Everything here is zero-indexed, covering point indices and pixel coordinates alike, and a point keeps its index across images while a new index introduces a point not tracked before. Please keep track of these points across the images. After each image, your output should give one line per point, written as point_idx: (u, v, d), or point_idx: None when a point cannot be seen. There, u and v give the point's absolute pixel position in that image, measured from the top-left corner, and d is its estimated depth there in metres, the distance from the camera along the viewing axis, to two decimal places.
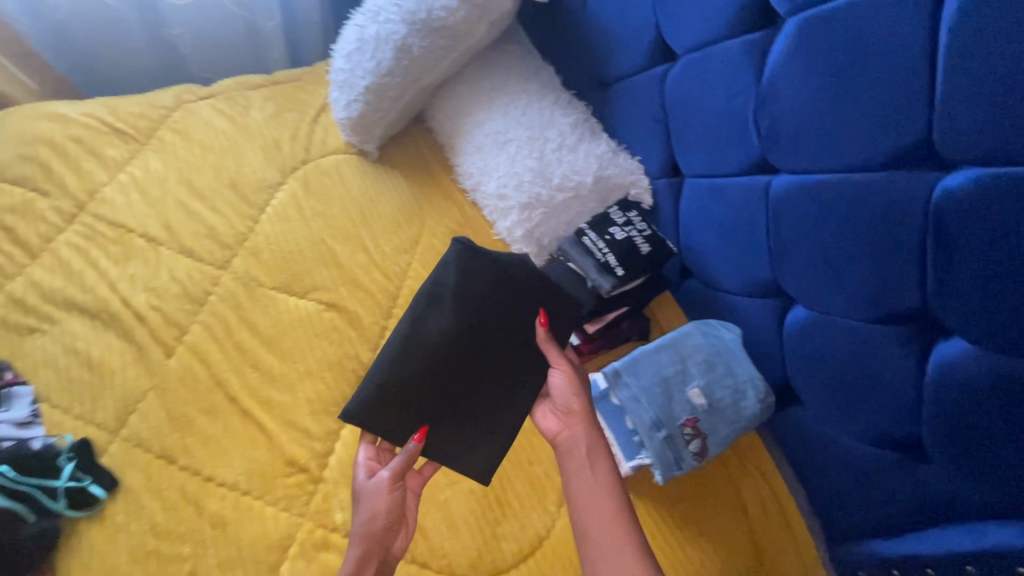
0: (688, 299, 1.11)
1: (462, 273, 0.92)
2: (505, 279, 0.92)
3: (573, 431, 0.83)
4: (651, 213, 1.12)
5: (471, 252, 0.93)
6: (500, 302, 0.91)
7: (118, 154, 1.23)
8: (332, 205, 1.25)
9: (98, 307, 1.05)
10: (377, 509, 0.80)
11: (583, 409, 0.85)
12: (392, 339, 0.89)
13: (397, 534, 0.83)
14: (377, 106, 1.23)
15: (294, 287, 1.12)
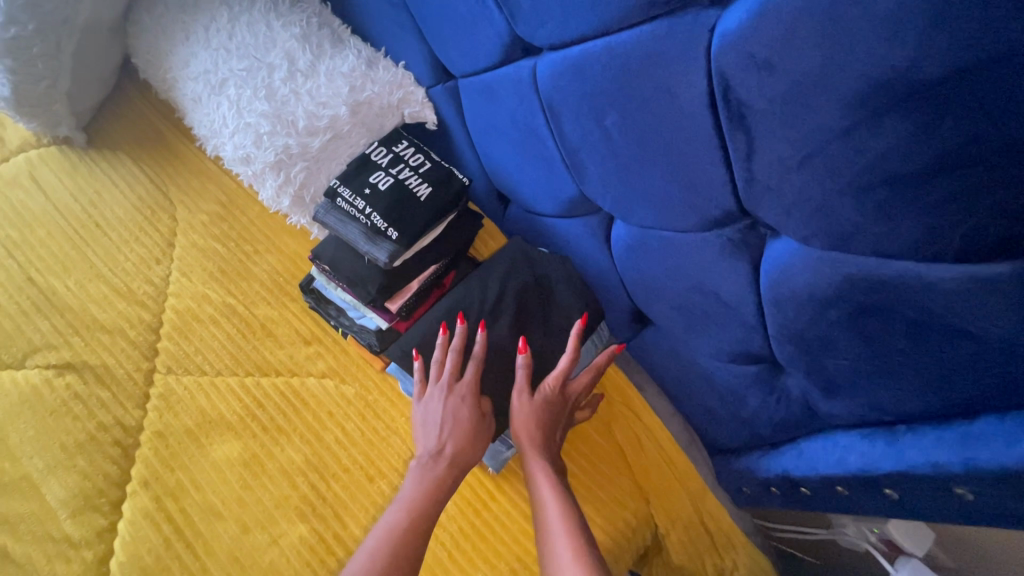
0: (516, 230, 0.90)
1: (510, 261, 0.79)
2: (531, 275, 0.78)
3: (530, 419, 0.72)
4: (441, 132, 0.86)
5: (518, 253, 0.80)
6: (531, 285, 0.78)
7: None
8: (34, 227, 0.93)
9: None
10: (459, 417, 0.71)
11: (551, 399, 0.73)
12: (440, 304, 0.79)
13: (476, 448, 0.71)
14: (32, 73, 0.87)
15: (5, 355, 0.84)
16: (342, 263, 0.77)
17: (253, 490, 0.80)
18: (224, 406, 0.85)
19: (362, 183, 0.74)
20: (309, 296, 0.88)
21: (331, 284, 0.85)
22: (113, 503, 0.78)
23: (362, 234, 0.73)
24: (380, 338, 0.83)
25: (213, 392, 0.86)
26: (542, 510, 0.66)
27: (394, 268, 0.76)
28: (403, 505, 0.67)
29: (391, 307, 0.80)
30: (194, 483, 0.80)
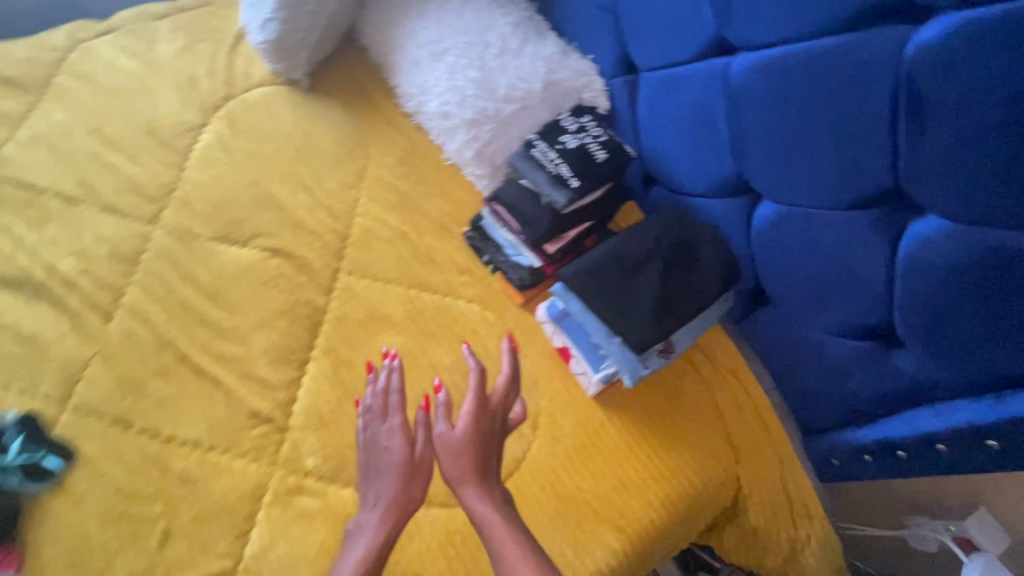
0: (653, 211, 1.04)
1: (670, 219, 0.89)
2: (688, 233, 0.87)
3: (422, 465, 0.80)
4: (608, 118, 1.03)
5: (676, 215, 0.89)
6: (687, 241, 0.86)
7: (15, 107, 1.13)
8: (264, 143, 1.16)
9: (22, 277, 0.98)
10: (395, 496, 0.78)
11: (433, 454, 0.82)
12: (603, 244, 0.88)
13: (414, 488, 0.79)
14: (296, 24, 1.12)
15: (234, 235, 1.06)
16: (520, 204, 0.94)
17: (410, 376, 0.97)
18: (391, 308, 1.02)
19: (555, 140, 0.90)
20: (473, 231, 1.07)
21: (498, 224, 1.03)
22: (301, 362, 0.96)
23: (546, 180, 0.89)
24: (531, 274, 1.00)
25: (384, 296, 1.03)
26: (485, 530, 0.75)
27: (563, 215, 0.92)
28: (361, 542, 0.76)
29: (549, 248, 0.97)
30: (364, 361, 0.97)
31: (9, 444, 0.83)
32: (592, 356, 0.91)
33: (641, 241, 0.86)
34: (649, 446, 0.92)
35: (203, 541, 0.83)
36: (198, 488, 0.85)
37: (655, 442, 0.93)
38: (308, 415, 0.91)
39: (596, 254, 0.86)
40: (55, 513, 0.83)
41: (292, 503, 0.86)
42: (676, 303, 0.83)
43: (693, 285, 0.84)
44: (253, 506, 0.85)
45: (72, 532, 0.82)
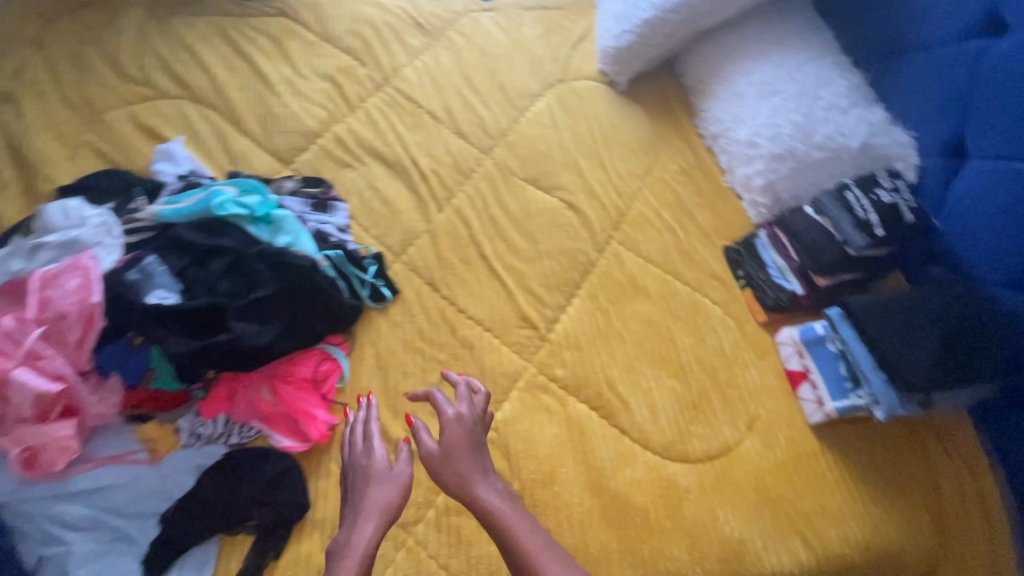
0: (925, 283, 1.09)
1: (958, 293, 0.99)
2: (975, 310, 0.97)
3: (376, 468, 0.83)
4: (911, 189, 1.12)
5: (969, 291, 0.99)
6: (971, 317, 0.97)
7: (417, 44, 1.50)
8: (581, 122, 1.40)
9: (393, 159, 1.30)
10: (391, 495, 0.80)
11: (376, 451, 0.85)
12: (889, 295, 1.01)
13: (374, 491, 0.81)
14: (647, 41, 1.37)
15: (542, 183, 1.29)
16: (813, 232, 1.11)
17: (653, 341, 1.10)
18: (649, 282, 1.18)
19: (871, 191, 1.07)
20: (742, 247, 1.21)
21: (770, 247, 1.17)
22: (569, 295, 1.14)
23: (851, 222, 1.07)
24: (790, 298, 1.12)
25: (645, 271, 1.19)
26: (499, 524, 0.77)
27: (851, 258, 1.08)
28: (349, 556, 0.73)
29: (820, 280, 1.10)
30: (619, 314, 1.13)
31: (367, 268, 1.11)
32: (838, 386, 1.03)
33: (926, 303, 0.98)
34: (864, 492, 0.99)
35: None
36: (473, 354, 1.06)
37: (872, 491, 0.99)
38: (566, 336, 1.09)
39: (884, 300, 1.01)
40: (374, 327, 1.07)
41: (539, 396, 1.02)
42: (949, 360, 0.95)
43: (970, 354, 0.95)
44: (509, 385, 1.03)
45: (381, 345, 1.05)
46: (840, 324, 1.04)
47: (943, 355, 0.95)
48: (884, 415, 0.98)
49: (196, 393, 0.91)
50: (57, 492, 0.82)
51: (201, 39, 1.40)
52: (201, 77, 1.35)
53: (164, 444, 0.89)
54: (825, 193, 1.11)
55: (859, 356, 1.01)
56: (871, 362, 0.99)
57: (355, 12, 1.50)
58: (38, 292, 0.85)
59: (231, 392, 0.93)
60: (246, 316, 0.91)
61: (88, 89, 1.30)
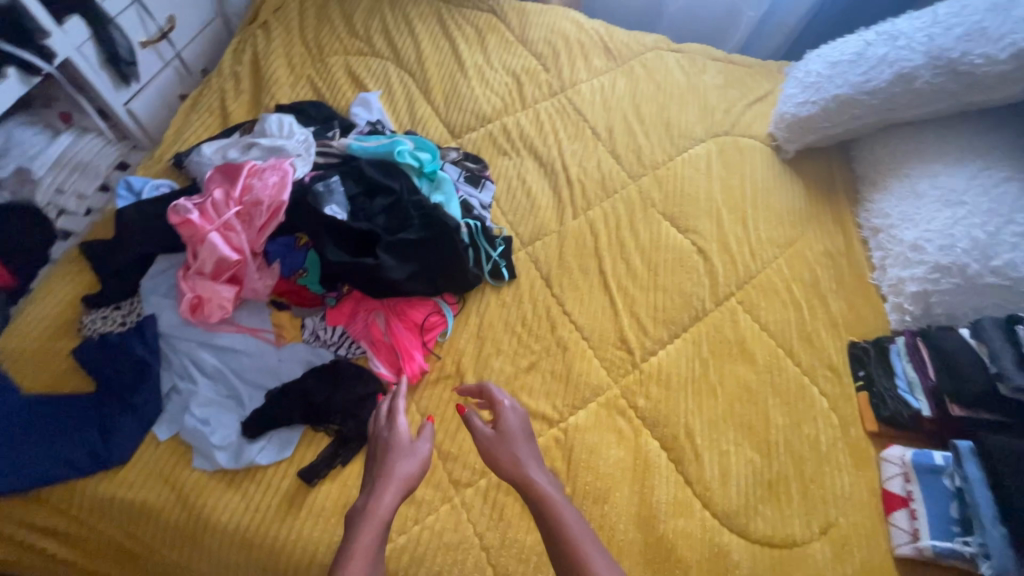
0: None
1: None
2: None
3: (399, 438, 0.85)
4: None
5: None
6: None
7: (600, 65, 1.58)
8: (735, 177, 1.40)
9: (547, 160, 1.38)
10: (411, 465, 0.81)
11: (398, 423, 0.87)
12: None
13: (400, 459, 0.82)
14: (830, 117, 1.33)
15: (679, 222, 1.30)
16: (962, 356, 1.02)
17: (744, 407, 1.06)
18: (758, 350, 1.14)
19: None
20: (872, 346, 1.13)
21: (907, 358, 1.09)
22: (673, 334, 1.14)
23: (1011, 358, 0.95)
24: (914, 416, 1.03)
25: (758, 338, 1.16)
26: (541, 500, 0.77)
27: (1001, 396, 0.96)
28: (371, 515, 0.73)
29: (954, 408, 1.00)
30: (717, 370, 1.10)
31: (496, 246, 1.18)
32: (942, 526, 0.92)
33: None
34: None
35: (547, 390, 1.05)
36: (565, 355, 1.09)
37: None
38: (658, 371, 1.09)
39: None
40: (485, 301, 1.14)
41: (615, 418, 1.03)
42: None
43: None
44: (590, 396, 1.05)
45: (486, 319, 1.12)
46: (967, 457, 0.93)
47: None
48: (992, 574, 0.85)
49: (329, 299, 1.03)
50: (203, 341, 0.98)
51: (419, 17, 1.60)
52: (409, 47, 1.54)
53: (289, 334, 1.01)
54: (989, 321, 1.02)
55: (979, 500, 0.89)
56: (992, 511, 0.88)
57: (554, 25, 1.63)
58: (245, 178, 1.03)
59: (356, 307, 1.04)
60: (392, 249, 1.02)
61: (320, 33, 1.53)
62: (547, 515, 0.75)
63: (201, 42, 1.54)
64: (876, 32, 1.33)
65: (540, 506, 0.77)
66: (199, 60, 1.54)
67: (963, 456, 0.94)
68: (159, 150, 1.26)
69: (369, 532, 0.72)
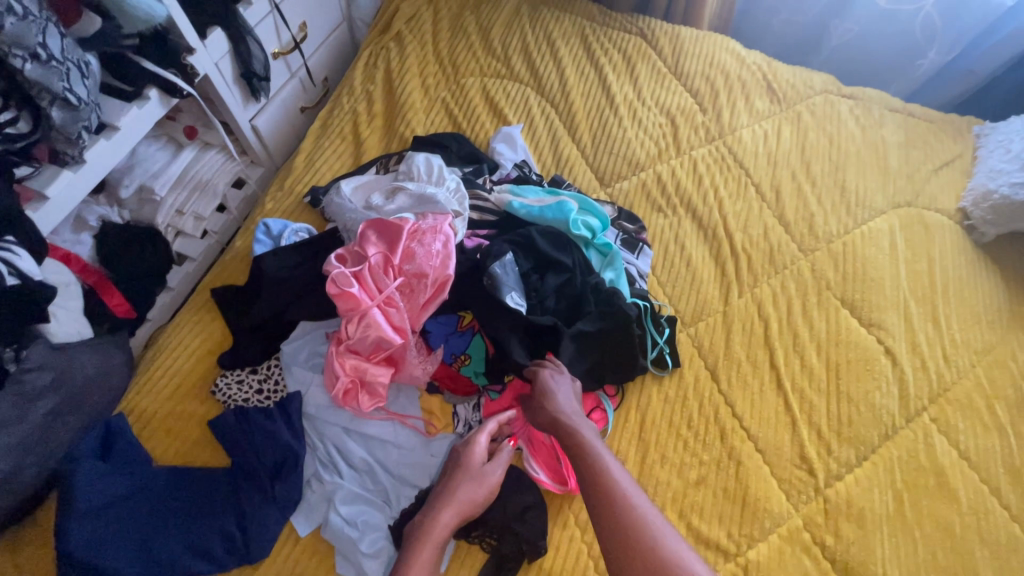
0: None
1: None
2: None
3: (467, 455, 0.82)
4: None
5: None
6: None
7: (763, 107, 1.39)
8: (922, 260, 1.21)
9: (708, 222, 1.22)
10: (476, 485, 0.80)
11: (474, 441, 0.83)
12: None
13: (464, 482, 0.80)
14: None
15: (860, 312, 1.14)
16: None
17: (950, 559, 0.91)
18: (961, 485, 0.98)
19: None
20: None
21: None
22: (861, 455, 0.99)
23: None
24: None
25: (960, 470, 1.00)
26: (612, 489, 0.72)
27: None
28: (427, 539, 0.74)
29: None
30: (916, 506, 0.95)
31: (662, 329, 1.04)
32: None
33: None
34: None
35: (720, 512, 0.92)
36: (739, 471, 0.96)
37: None
38: (849, 501, 0.94)
39: None
40: (646, 393, 1.02)
41: (802, 557, 0.89)
42: None
43: None
44: (772, 526, 0.91)
45: (648, 416, 0.99)
46: None
47: None
48: None
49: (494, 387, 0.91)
50: (350, 426, 0.88)
51: (562, 37, 1.44)
52: (551, 72, 1.38)
53: (441, 422, 0.90)
54: None
55: None
56: None
57: (711, 56, 1.44)
58: (406, 242, 0.91)
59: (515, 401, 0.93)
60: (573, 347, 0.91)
61: (455, 49, 1.38)
62: (603, 497, 0.72)
63: (326, 50, 1.41)
64: None
65: (595, 486, 0.73)
66: (322, 69, 1.42)
67: None
68: (290, 179, 1.14)
69: (425, 550, 0.73)
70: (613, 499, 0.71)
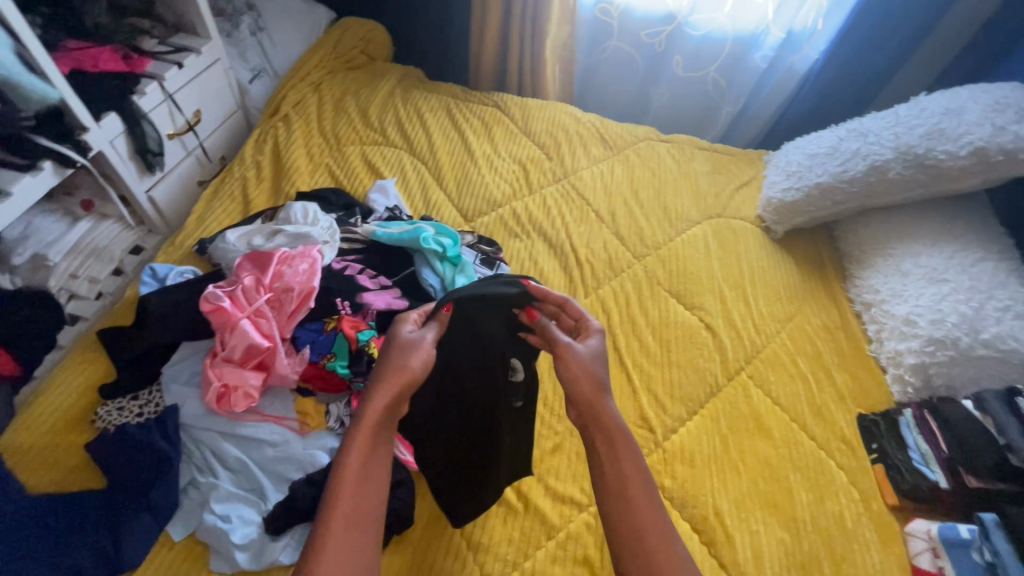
0: None
1: None
2: None
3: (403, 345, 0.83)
4: None
5: None
6: None
7: (598, 153, 1.70)
8: (732, 255, 1.48)
9: (556, 242, 1.45)
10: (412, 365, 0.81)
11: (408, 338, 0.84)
12: None
13: (401, 366, 0.80)
14: (815, 202, 1.45)
15: (685, 300, 1.37)
16: (968, 428, 1.06)
17: (768, 485, 1.08)
18: (774, 425, 1.17)
19: None
20: (880, 418, 1.17)
21: (916, 430, 1.13)
22: (691, 411, 1.17)
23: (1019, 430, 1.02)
24: (933, 489, 1.05)
25: (773, 414, 1.19)
26: (635, 501, 0.77)
27: (1012, 467, 1.01)
28: (367, 419, 0.76)
29: (971, 480, 1.03)
30: (738, 445, 1.13)
31: None
32: None
33: None
34: None
35: (574, 472, 1.05)
36: None
37: None
38: (682, 448, 1.10)
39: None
40: None
41: None
42: None
43: None
44: None
45: None
46: (913, 553, 1.01)
47: None
48: None
49: (367, 350, 1.01)
50: (226, 430, 0.96)
51: (430, 110, 1.73)
52: (421, 137, 1.64)
53: (314, 421, 1.00)
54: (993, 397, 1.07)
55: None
56: None
57: (553, 117, 1.76)
58: (275, 264, 1.06)
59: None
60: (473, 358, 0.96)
61: (337, 125, 1.63)
62: (624, 497, 0.78)
63: (221, 133, 1.62)
64: (847, 130, 1.48)
65: (631, 505, 0.77)
66: (217, 149, 1.62)
67: (938, 546, 0.99)
68: (182, 235, 1.29)
69: (363, 429, 0.75)
70: (645, 517, 0.76)
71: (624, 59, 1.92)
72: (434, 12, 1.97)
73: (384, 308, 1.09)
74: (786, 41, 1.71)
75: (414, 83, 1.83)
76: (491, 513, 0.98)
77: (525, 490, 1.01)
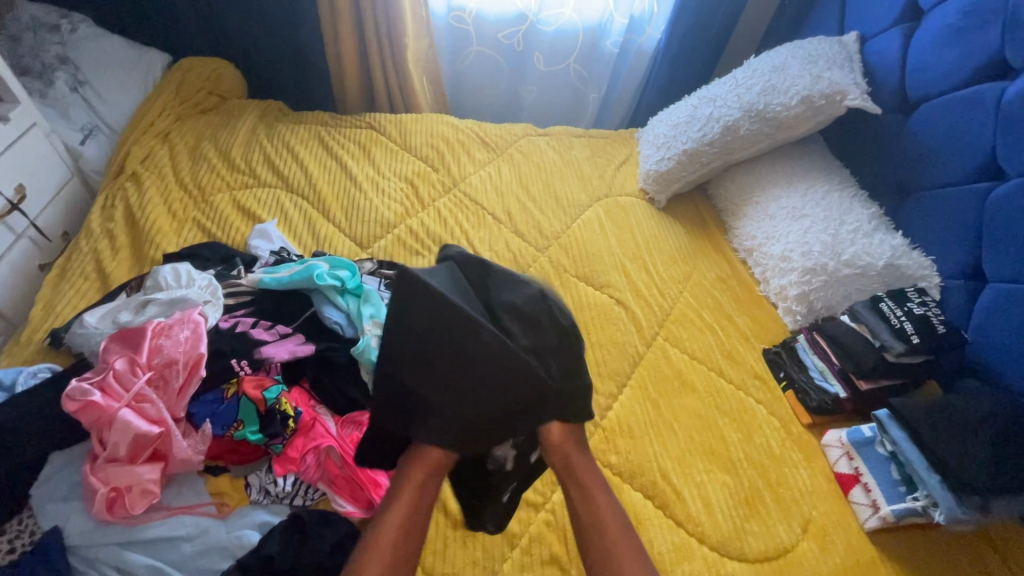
0: (973, 405, 1.02)
1: (989, 404, 1.01)
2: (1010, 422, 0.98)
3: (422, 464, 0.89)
4: (947, 334, 1.13)
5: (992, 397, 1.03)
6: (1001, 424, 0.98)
7: (482, 156, 1.71)
8: (626, 229, 1.55)
9: (459, 251, 1.43)
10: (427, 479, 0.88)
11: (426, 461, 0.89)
12: (926, 411, 1.03)
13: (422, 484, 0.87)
14: (686, 167, 1.56)
15: (593, 281, 1.42)
16: (852, 338, 1.19)
17: (702, 435, 1.14)
18: (695, 378, 1.24)
19: (903, 303, 1.17)
20: (782, 349, 1.29)
21: (811, 351, 1.26)
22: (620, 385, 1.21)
23: (887, 330, 1.15)
24: (835, 400, 1.18)
25: (692, 367, 1.26)
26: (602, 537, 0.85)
27: (890, 364, 1.15)
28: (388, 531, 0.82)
29: (861, 384, 1.17)
30: (669, 406, 1.18)
31: None
32: (892, 491, 1.04)
33: (961, 409, 1.01)
34: None
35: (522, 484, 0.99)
36: None
37: None
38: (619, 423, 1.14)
39: (921, 403, 1.05)
40: None
41: None
42: (1006, 474, 0.94)
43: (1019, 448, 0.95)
44: None
45: None
46: (833, 462, 1.12)
47: (992, 468, 0.94)
48: (945, 517, 0.96)
49: (278, 409, 0.93)
50: (128, 539, 0.83)
51: (300, 142, 1.63)
52: (295, 171, 1.55)
53: (233, 499, 0.90)
54: (860, 305, 1.20)
55: (913, 458, 1.02)
56: (922, 466, 1.01)
57: (432, 129, 1.74)
58: (150, 339, 0.94)
59: (316, 412, 1.00)
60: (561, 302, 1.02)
61: (198, 174, 1.49)
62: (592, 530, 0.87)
63: (57, 207, 1.42)
64: (699, 99, 1.61)
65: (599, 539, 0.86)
66: (56, 226, 1.42)
67: (853, 449, 1.10)
68: (28, 330, 1.11)
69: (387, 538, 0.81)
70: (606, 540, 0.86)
71: (488, 62, 1.95)
72: (282, 41, 1.88)
73: (287, 358, 1.01)
74: (631, 26, 1.83)
75: (278, 117, 1.73)
76: (449, 541, 0.94)
77: (443, 495, 1.00)
